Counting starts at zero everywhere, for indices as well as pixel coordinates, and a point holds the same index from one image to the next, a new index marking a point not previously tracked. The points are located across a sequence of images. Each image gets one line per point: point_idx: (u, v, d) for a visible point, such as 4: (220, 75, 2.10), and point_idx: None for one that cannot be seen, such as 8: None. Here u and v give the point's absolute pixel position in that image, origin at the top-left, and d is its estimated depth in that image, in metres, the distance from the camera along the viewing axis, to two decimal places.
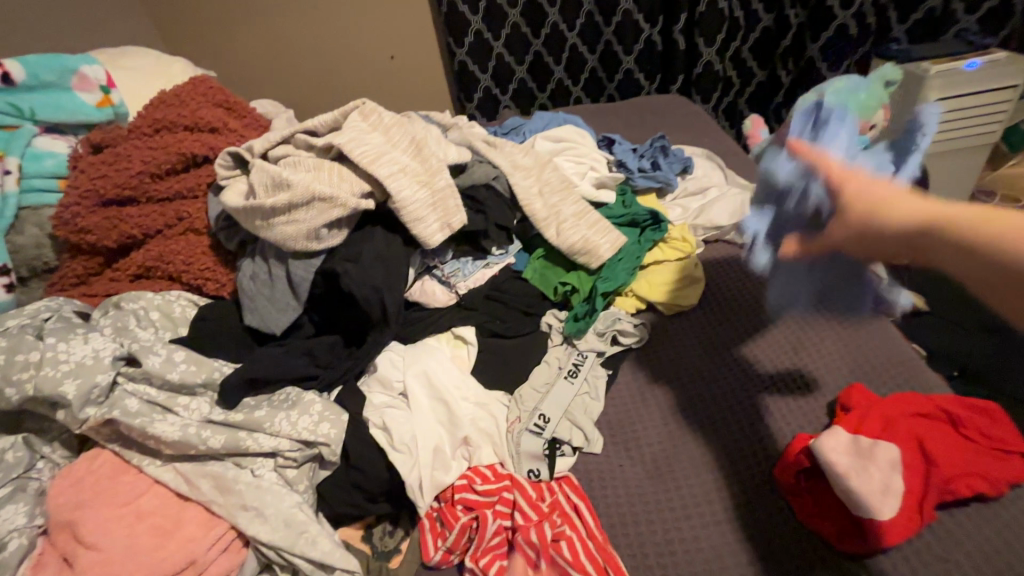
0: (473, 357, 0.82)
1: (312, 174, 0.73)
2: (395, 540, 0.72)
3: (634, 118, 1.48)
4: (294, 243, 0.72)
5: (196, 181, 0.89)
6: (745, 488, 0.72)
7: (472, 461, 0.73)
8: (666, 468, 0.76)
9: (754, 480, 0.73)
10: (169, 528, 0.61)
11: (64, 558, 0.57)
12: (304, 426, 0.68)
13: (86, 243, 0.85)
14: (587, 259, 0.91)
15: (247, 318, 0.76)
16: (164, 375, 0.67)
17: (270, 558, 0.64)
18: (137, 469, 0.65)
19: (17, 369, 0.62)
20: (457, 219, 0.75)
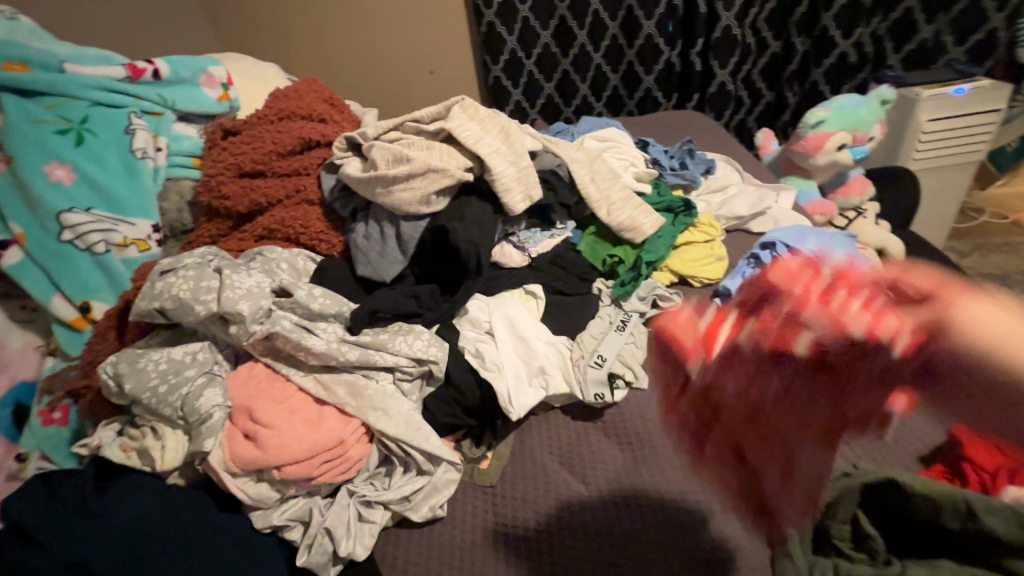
0: (541, 309, 0.99)
1: (425, 152, 0.92)
2: (481, 450, 0.88)
3: (660, 128, 1.67)
4: (408, 207, 0.90)
5: (312, 161, 1.08)
6: None
7: (548, 389, 0.89)
8: None
9: None
10: (317, 421, 0.78)
11: (246, 433, 0.73)
12: (418, 347, 0.85)
13: (224, 207, 1.02)
14: (633, 235, 1.09)
15: (362, 269, 0.93)
16: (308, 305, 0.85)
17: (390, 450, 0.80)
18: (285, 378, 0.82)
19: (203, 292, 0.79)
20: (536, 192, 0.94)
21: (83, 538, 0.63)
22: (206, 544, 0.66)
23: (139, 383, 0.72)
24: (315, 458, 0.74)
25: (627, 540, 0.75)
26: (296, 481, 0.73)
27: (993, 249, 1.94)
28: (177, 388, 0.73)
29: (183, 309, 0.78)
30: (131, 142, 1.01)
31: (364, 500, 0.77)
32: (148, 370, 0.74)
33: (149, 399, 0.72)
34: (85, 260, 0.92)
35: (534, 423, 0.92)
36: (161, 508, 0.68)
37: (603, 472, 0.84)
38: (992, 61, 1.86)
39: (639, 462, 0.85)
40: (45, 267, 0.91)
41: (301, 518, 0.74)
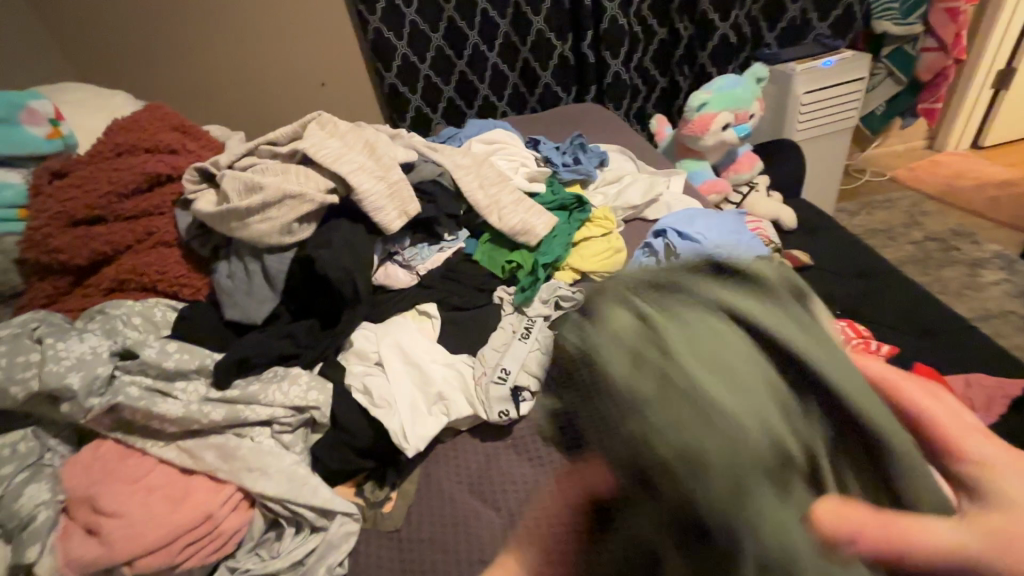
0: (437, 328, 0.94)
1: (280, 177, 0.84)
2: (384, 491, 0.81)
3: (557, 123, 1.66)
4: (269, 239, 0.82)
5: (163, 199, 0.96)
6: None
7: (450, 415, 0.84)
8: None
9: None
10: (180, 496, 0.68)
11: (87, 527, 0.63)
12: (295, 394, 0.77)
13: (58, 262, 0.88)
14: (527, 238, 1.05)
15: (228, 312, 0.83)
16: (160, 364, 0.75)
17: (275, 513, 0.72)
18: (141, 452, 0.71)
19: (20, 369, 0.68)
20: (413, 207, 0.88)
21: None
22: None
23: None
24: (178, 541, 0.64)
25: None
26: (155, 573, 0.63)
27: (877, 207, 2.03)
28: None
29: None
30: None
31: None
32: None
33: None
34: None
35: (441, 451, 0.86)
36: None
37: (514, 494, 0.80)
38: (853, 34, 1.99)
39: (550, 475, 0.81)
40: None
41: None
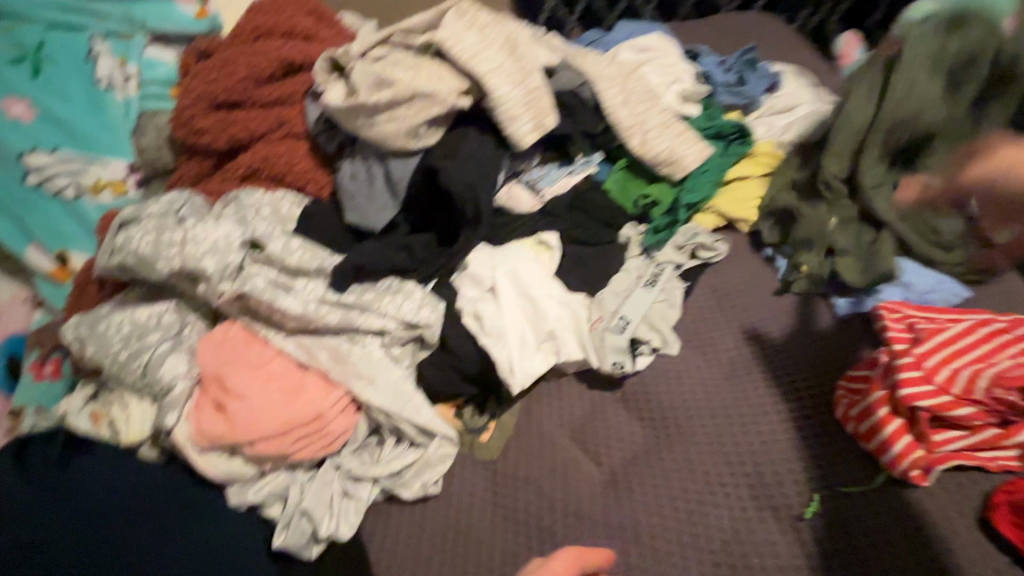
0: (555, 261, 0.85)
1: (412, 73, 0.76)
2: (484, 419, 0.78)
3: (718, 33, 1.38)
4: (393, 141, 0.76)
5: (295, 88, 0.92)
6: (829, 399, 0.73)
7: (559, 355, 0.78)
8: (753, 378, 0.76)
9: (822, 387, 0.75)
10: (296, 389, 0.70)
11: (216, 404, 0.66)
12: (408, 309, 0.76)
13: (202, 144, 0.90)
14: (671, 170, 0.89)
15: (349, 215, 0.81)
16: (284, 260, 0.75)
17: (379, 421, 0.73)
18: (263, 340, 0.73)
19: (165, 246, 0.70)
20: (549, 120, 0.77)
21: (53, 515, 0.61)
22: (182, 539, 0.62)
23: (100, 348, 0.68)
24: (293, 432, 0.67)
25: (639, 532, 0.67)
26: (272, 457, 0.67)
27: None
28: (137, 355, 0.67)
29: (146, 266, 0.70)
30: (94, 71, 0.91)
31: (350, 474, 0.71)
32: (109, 334, 0.69)
33: (110, 366, 0.67)
34: (57, 207, 0.85)
35: (544, 390, 0.81)
36: (129, 480, 0.65)
37: (619, 452, 0.74)
38: None
39: (662, 441, 0.73)
40: (15, 216, 0.84)
41: (279, 495, 0.68)
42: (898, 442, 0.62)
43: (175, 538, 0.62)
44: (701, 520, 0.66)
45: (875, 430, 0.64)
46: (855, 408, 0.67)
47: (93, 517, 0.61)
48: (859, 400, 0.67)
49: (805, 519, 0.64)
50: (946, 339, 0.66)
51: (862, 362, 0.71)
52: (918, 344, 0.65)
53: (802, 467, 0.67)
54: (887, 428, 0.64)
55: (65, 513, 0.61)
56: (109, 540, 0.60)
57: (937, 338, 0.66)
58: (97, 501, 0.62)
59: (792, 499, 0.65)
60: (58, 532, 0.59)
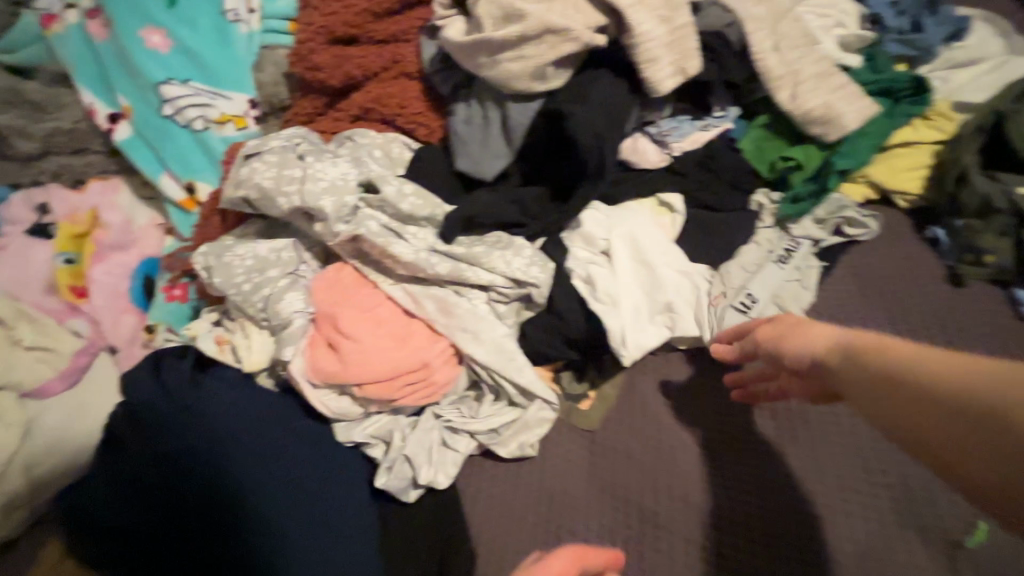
0: (678, 226, 0.77)
1: (544, 5, 0.68)
2: (584, 387, 0.75)
3: None
4: (518, 83, 0.71)
5: (411, 23, 0.88)
6: None
7: (674, 329, 0.71)
8: None
9: None
10: (403, 336, 0.69)
11: (329, 342, 0.67)
12: (518, 266, 0.71)
13: (318, 80, 0.89)
14: (824, 131, 0.77)
15: (460, 162, 0.77)
16: (397, 205, 0.73)
17: (480, 377, 0.71)
18: (373, 283, 0.72)
19: (286, 182, 0.71)
20: (693, 64, 0.68)
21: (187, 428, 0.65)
22: (295, 465, 0.65)
23: (226, 278, 0.69)
24: (398, 378, 0.67)
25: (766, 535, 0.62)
26: (377, 401, 0.67)
27: None
28: (260, 287, 0.69)
29: (268, 200, 0.71)
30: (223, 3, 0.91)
31: (449, 426, 0.70)
32: (235, 264, 0.70)
33: (236, 296, 0.69)
34: (186, 137, 0.89)
35: (650, 363, 0.76)
36: (249, 404, 0.68)
37: (737, 439, 0.68)
38: None
39: (791, 437, 0.67)
40: (151, 144, 0.89)
41: (384, 437, 0.69)
42: None
43: (288, 462, 0.65)
44: (833, 531, 0.61)
45: None
46: None
47: (223, 437, 0.65)
48: None
49: (964, 547, 0.59)
50: None
51: None
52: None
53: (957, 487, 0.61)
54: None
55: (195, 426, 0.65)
56: (240, 462, 0.64)
57: None
58: (226, 421, 0.66)
59: (947, 523, 0.60)
60: (196, 449, 0.64)
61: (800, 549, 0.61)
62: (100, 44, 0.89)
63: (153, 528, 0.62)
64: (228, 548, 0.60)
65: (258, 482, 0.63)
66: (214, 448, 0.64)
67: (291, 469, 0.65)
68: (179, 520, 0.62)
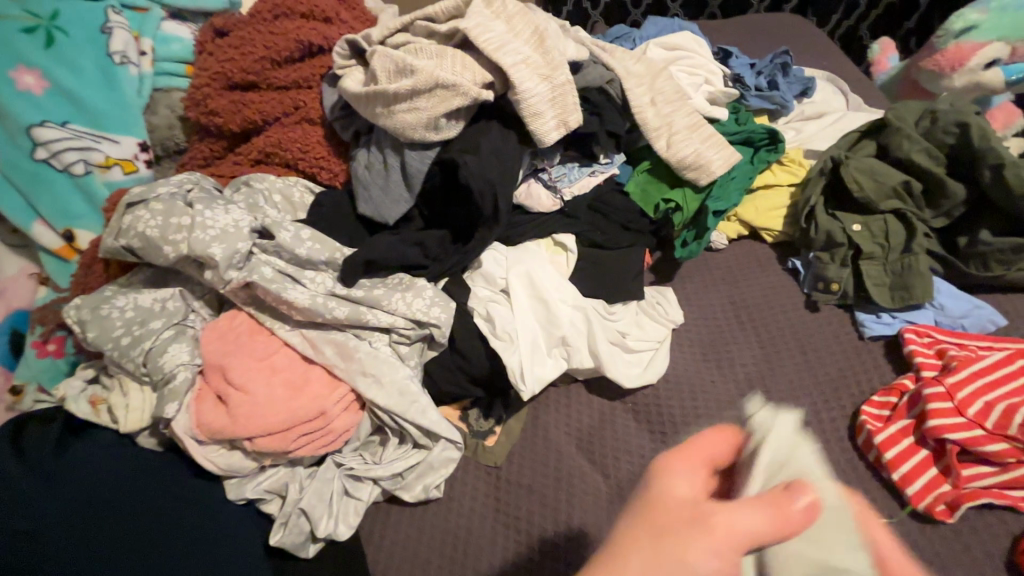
0: (571, 265, 0.82)
1: (434, 61, 0.73)
2: (489, 423, 0.76)
3: (749, 33, 1.33)
4: (413, 132, 0.73)
5: (312, 71, 0.90)
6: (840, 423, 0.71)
7: (569, 362, 0.75)
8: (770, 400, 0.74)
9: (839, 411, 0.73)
10: (300, 384, 0.68)
11: (219, 395, 0.65)
12: (418, 307, 0.72)
13: (214, 124, 0.87)
14: (697, 175, 0.85)
15: (361, 206, 0.78)
16: (293, 249, 0.73)
17: (382, 421, 0.71)
18: (269, 331, 0.71)
19: (173, 231, 0.68)
20: (574, 119, 0.74)
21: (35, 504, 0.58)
22: (167, 536, 0.60)
23: (102, 333, 0.65)
24: (294, 429, 0.65)
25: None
26: (273, 453, 0.65)
27: None
28: (140, 341, 0.65)
29: (152, 249, 0.68)
30: (108, 44, 0.88)
31: (351, 474, 0.69)
32: (113, 318, 0.66)
33: (111, 351, 0.65)
34: (64, 182, 0.83)
35: (551, 396, 0.79)
36: (121, 471, 0.63)
37: (628, 466, 0.71)
38: None
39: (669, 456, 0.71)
40: (22, 189, 0.82)
41: (279, 490, 0.67)
42: (920, 476, 0.64)
43: (161, 534, 0.60)
44: None
45: (900, 459, 0.65)
46: (881, 435, 0.66)
47: (91, 512, 0.59)
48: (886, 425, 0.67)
49: None
50: (978, 370, 0.67)
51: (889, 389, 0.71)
52: (950, 373, 0.67)
53: None
54: (913, 458, 0.65)
55: (46, 502, 0.58)
56: (115, 535, 0.58)
57: (970, 369, 0.67)
58: (101, 492, 0.60)
59: None
60: (46, 526, 0.57)
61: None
62: None
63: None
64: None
65: (133, 562, 0.56)
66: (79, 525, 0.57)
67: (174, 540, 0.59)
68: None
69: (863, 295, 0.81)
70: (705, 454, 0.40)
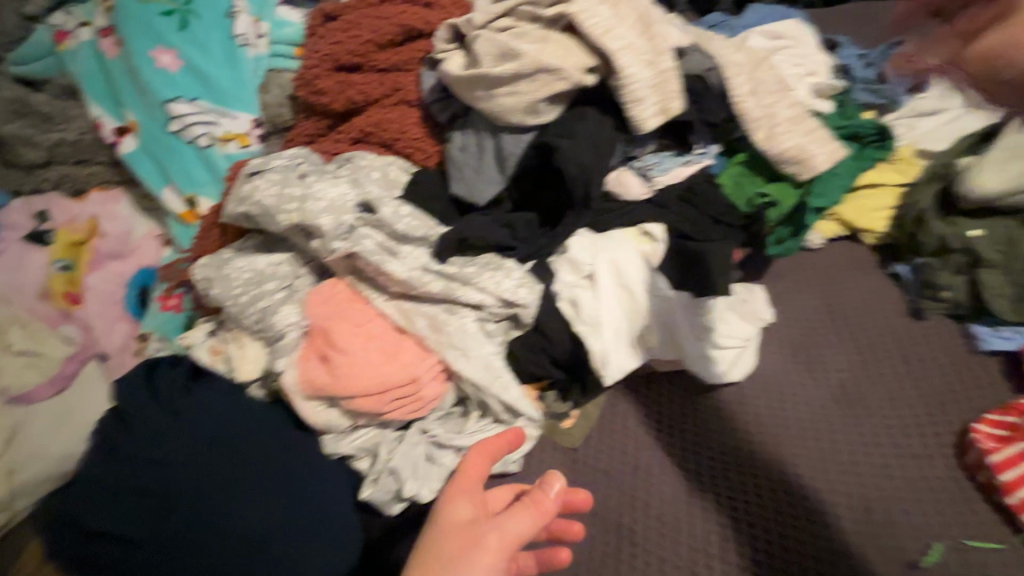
0: (659, 255, 0.79)
1: (538, 45, 0.74)
2: (568, 406, 0.77)
3: (855, 23, 1.25)
4: (512, 116, 0.75)
5: (412, 55, 0.93)
6: (937, 435, 0.69)
7: (653, 355, 0.75)
8: (866, 410, 0.71)
9: (939, 424, 0.69)
10: (393, 351, 0.72)
11: (320, 355, 0.69)
12: (507, 287, 0.75)
13: (321, 104, 0.93)
14: (797, 170, 0.82)
15: (455, 187, 0.81)
16: (392, 225, 0.76)
17: (467, 393, 0.74)
18: (365, 300, 0.75)
19: (286, 200, 0.73)
20: (675, 105, 0.73)
21: (157, 432, 0.66)
22: (262, 473, 0.65)
23: (224, 290, 0.72)
24: (386, 393, 0.69)
25: (736, 531, 0.64)
26: (367, 413, 0.69)
27: None
28: (255, 301, 0.71)
29: (268, 217, 0.74)
30: (233, 26, 0.95)
31: (435, 440, 0.71)
32: (233, 277, 0.72)
33: (231, 307, 0.71)
34: (190, 152, 0.92)
35: (631, 385, 0.79)
36: (228, 409, 0.68)
37: (709, 459, 0.71)
38: None
39: (756, 454, 0.69)
40: (156, 158, 0.92)
41: (371, 449, 0.71)
42: None
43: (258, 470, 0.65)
44: (797, 547, 0.62)
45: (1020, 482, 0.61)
46: (997, 455, 0.63)
47: (220, 450, 0.66)
48: (1002, 446, 0.63)
49: (919, 567, 0.59)
50: None
51: (1008, 408, 0.67)
52: None
53: (915, 510, 0.63)
54: None
55: (168, 432, 0.66)
56: (230, 472, 0.65)
57: None
58: (210, 428, 0.67)
59: (907, 544, 0.61)
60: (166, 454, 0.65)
61: (778, 549, 0.62)
62: (111, 62, 0.92)
63: (137, 544, 0.61)
64: (214, 569, 0.61)
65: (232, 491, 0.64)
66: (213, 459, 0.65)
67: (281, 489, 0.65)
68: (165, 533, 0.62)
69: (979, 307, 0.76)
70: (477, 472, 0.54)
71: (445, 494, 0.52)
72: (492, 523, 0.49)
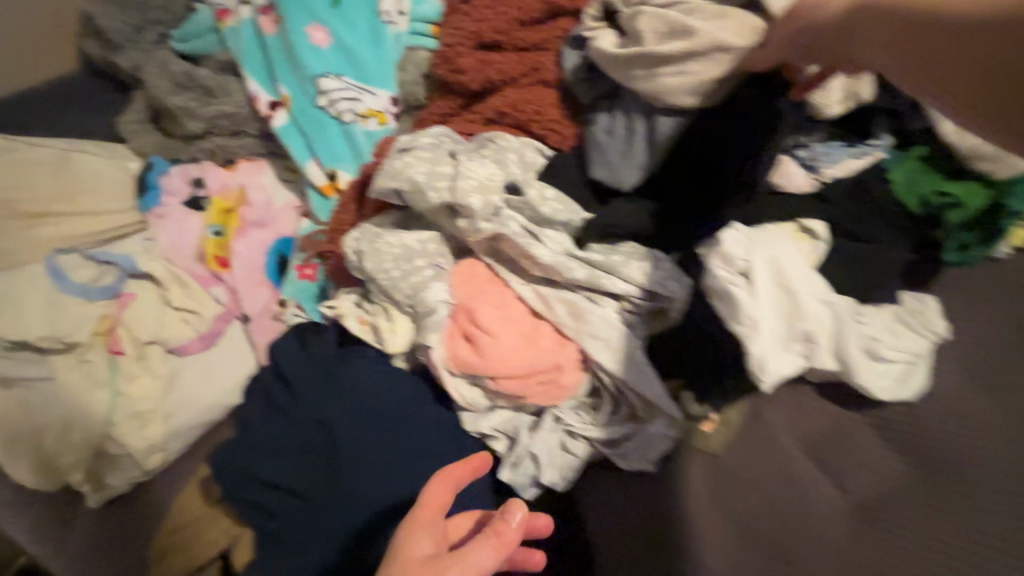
0: (818, 254, 0.74)
1: (714, 23, 0.70)
2: (704, 410, 0.71)
3: None
4: (674, 96, 0.72)
5: (553, 34, 0.90)
6: None
7: (810, 360, 0.69)
8: None
9: None
10: (533, 336, 0.71)
11: (466, 334, 0.70)
12: (656, 278, 0.71)
13: (459, 83, 0.92)
14: (991, 167, 0.70)
15: (596, 170, 0.78)
16: (537, 208, 0.75)
17: (603, 383, 0.72)
18: (503, 282, 0.75)
19: (440, 177, 0.75)
20: (864, 90, 0.72)
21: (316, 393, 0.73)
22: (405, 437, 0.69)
23: (375, 263, 0.73)
24: (530, 376, 0.69)
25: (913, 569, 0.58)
26: (509, 395, 0.70)
27: None
28: (406, 275, 0.72)
29: (418, 194, 0.75)
30: (380, 4, 0.98)
31: (569, 430, 0.71)
32: (383, 251, 0.74)
33: (383, 280, 0.73)
34: (334, 128, 0.95)
35: (779, 395, 0.73)
36: (374, 380, 0.72)
37: (872, 486, 0.64)
38: None
39: (933, 491, 0.61)
40: (303, 133, 0.96)
41: (508, 431, 0.72)
42: None
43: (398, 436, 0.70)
44: None
45: None
46: None
47: (376, 439, 0.69)
48: None
49: None
50: None
51: None
52: None
53: None
54: None
55: (323, 395, 0.73)
56: (372, 435, 0.69)
57: None
58: (357, 395, 0.71)
59: None
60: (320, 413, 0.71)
61: None
62: (269, 39, 0.97)
63: (298, 492, 0.69)
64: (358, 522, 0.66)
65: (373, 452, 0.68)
66: (362, 436, 0.69)
67: (434, 477, 0.68)
68: (335, 507, 0.67)
69: None
70: (438, 503, 0.53)
71: (405, 526, 0.52)
72: (452, 555, 0.49)
